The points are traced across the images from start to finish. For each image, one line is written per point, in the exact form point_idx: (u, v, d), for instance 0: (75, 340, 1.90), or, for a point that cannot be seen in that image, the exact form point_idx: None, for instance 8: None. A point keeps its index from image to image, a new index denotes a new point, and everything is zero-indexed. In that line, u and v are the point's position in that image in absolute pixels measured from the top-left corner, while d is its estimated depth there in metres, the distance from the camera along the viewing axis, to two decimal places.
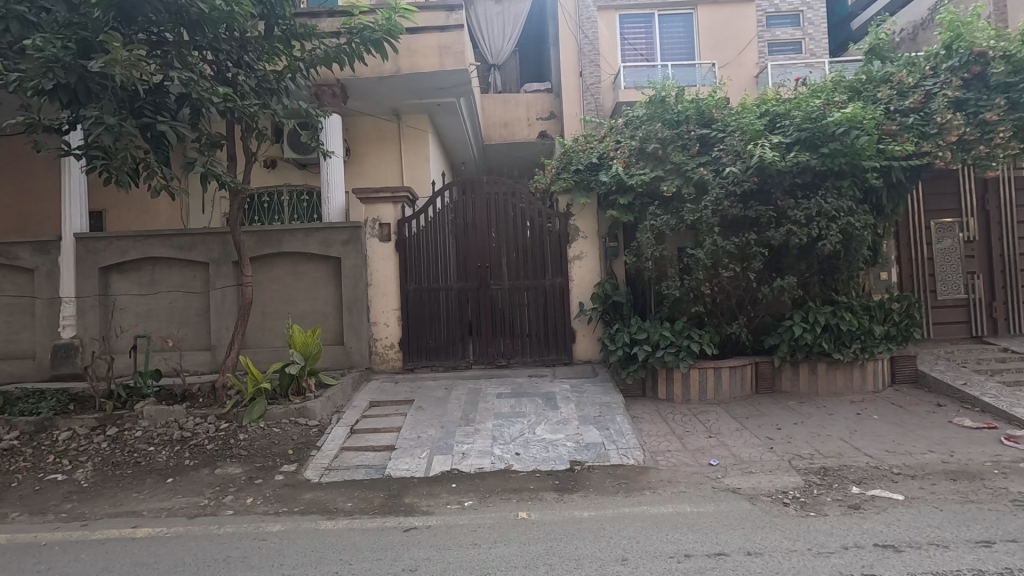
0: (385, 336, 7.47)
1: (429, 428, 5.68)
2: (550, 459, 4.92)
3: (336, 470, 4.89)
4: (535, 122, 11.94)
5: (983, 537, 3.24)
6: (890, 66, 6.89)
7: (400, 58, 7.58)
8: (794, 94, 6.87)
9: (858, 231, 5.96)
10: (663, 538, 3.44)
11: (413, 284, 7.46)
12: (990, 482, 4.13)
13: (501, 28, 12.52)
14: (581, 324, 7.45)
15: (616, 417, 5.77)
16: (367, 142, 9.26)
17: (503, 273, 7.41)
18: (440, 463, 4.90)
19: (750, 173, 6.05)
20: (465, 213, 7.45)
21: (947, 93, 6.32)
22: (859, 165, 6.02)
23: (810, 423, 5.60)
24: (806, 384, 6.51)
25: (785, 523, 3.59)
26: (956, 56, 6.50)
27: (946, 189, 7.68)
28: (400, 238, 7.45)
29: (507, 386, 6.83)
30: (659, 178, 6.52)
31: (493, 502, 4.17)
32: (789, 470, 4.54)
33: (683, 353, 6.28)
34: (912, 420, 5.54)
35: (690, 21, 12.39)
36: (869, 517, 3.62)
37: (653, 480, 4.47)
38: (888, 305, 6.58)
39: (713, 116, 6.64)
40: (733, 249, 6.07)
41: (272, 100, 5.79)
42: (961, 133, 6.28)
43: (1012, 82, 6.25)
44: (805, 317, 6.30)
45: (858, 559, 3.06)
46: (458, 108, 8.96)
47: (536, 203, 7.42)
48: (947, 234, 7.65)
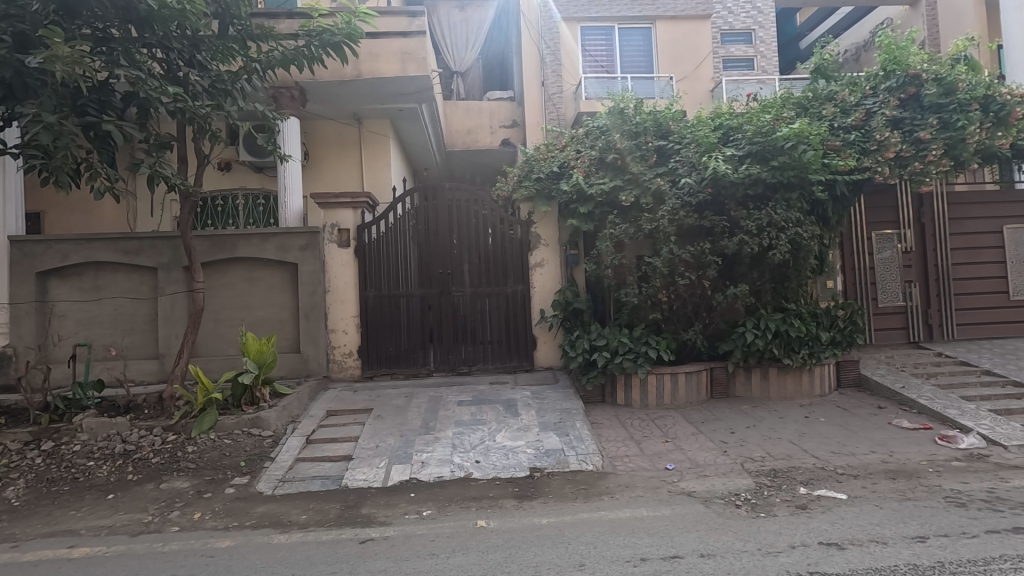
0: (344, 343, 7.33)
1: (388, 437, 5.60)
2: (510, 466, 4.92)
3: (291, 482, 4.76)
4: (498, 130, 11.81)
5: (918, 533, 3.42)
6: (834, 84, 7.22)
7: (362, 62, 7.50)
8: (746, 109, 7.17)
9: (806, 241, 6.22)
10: (620, 542, 3.48)
11: (373, 290, 7.36)
12: (926, 480, 4.36)
13: (464, 34, 12.59)
14: (542, 331, 7.49)
15: (576, 423, 5.82)
16: (328, 146, 9.12)
17: (464, 279, 7.40)
18: (399, 472, 4.84)
19: (704, 184, 6.27)
20: (427, 219, 7.43)
21: (885, 112, 6.70)
22: (807, 177, 6.26)
23: (761, 427, 5.79)
24: (758, 388, 6.72)
25: (738, 524, 3.69)
26: (893, 78, 6.89)
27: (885, 203, 8.13)
28: (360, 243, 7.36)
29: (467, 393, 6.80)
30: (618, 188, 6.65)
31: (452, 511, 4.14)
32: (742, 473, 4.68)
33: (641, 359, 6.42)
34: (855, 422, 5.80)
35: (649, 35, 12.71)
36: (815, 516, 3.77)
37: (611, 485, 4.53)
38: (834, 312, 6.87)
39: (669, 128, 6.85)
40: (689, 257, 6.25)
41: (226, 101, 5.62)
42: (898, 150, 6.65)
43: (943, 103, 6.68)
44: (756, 324, 6.52)
45: (805, 558, 3.18)
46: (420, 114, 8.92)
47: (498, 210, 7.46)
48: (887, 244, 8.08)
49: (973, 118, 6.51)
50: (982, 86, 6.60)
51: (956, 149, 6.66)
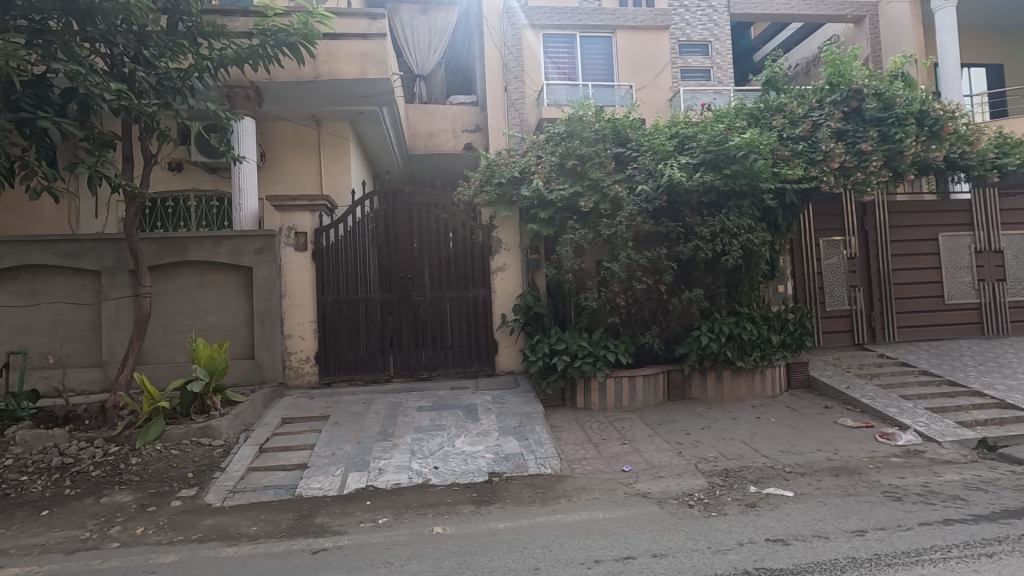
0: (300, 349, 7.18)
1: (345, 444, 5.49)
2: (468, 472, 4.90)
3: (242, 493, 4.61)
4: (461, 134, 11.81)
5: (857, 527, 3.57)
6: (783, 96, 7.52)
7: (321, 63, 7.39)
8: (701, 118, 7.38)
9: (757, 247, 6.44)
10: (575, 545, 3.51)
11: (331, 295, 7.23)
12: (867, 476, 4.56)
13: (427, 38, 12.56)
14: (503, 335, 7.51)
15: (535, 427, 5.84)
16: (286, 148, 8.94)
17: (425, 283, 7.35)
18: (355, 480, 4.75)
19: (660, 191, 6.41)
20: (388, 223, 7.36)
21: (830, 124, 7.01)
22: (757, 185, 6.47)
23: (715, 428, 5.95)
24: (713, 390, 6.88)
25: (690, 524, 3.77)
26: (837, 91, 7.22)
27: (832, 211, 8.50)
28: (318, 247, 7.23)
29: (428, 399, 6.74)
30: (577, 194, 6.74)
31: (409, 518, 4.09)
32: (696, 473, 4.79)
33: (600, 362, 6.51)
34: (803, 422, 6.01)
35: (610, 43, 12.95)
36: (763, 514, 3.90)
37: (569, 489, 4.56)
38: (785, 315, 7.12)
39: (628, 135, 7.05)
40: (645, 262, 6.39)
41: (175, 100, 5.44)
42: (842, 160, 6.94)
43: (883, 117, 7.02)
44: (711, 327, 6.70)
45: (751, 554, 3.27)
46: (381, 117, 8.83)
47: (459, 214, 7.45)
48: (834, 251, 8.44)
49: (910, 131, 6.86)
50: (918, 101, 6.97)
51: (895, 161, 7.01)
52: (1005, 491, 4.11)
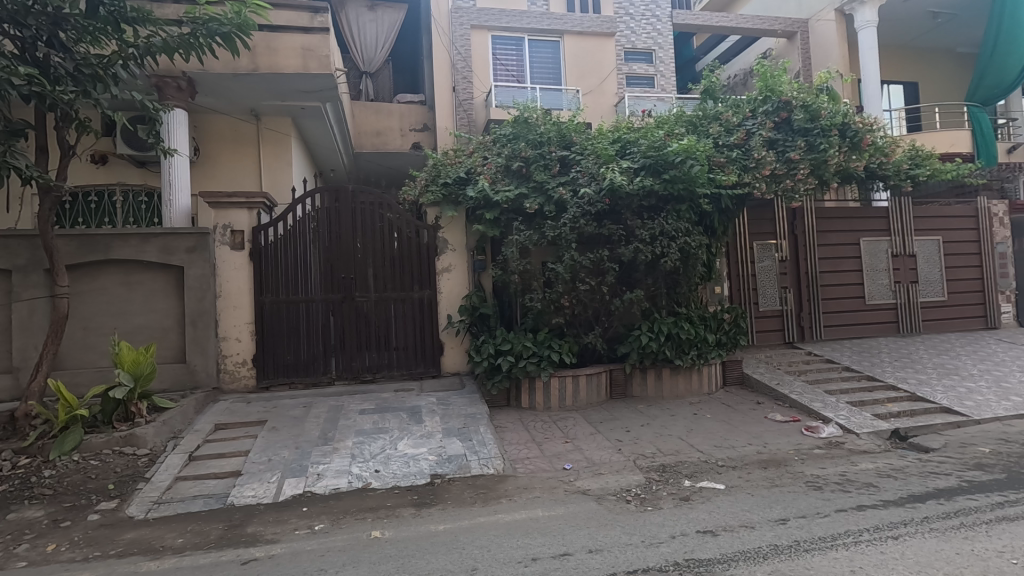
0: (236, 352, 6.91)
1: (282, 450, 5.32)
2: (410, 474, 4.84)
3: (168, 504, 4.38)
4: (408, 133, 11.67)
5: (780, 516, 3.76)
6: (719, 105, 7.89)
7: (260, 56, 7.14)
8: (643, 123, 7.62)
9: (693, 250, 6.69)
10: (513, 544, 3.54)
11: (269, 296, 7.00)
12: (792, 467, 4.82)
13: (374, 35, 12.33)
14: (448, 336, 7.46)
15: (479, 428, 5.84)
16: (223, 143, 8.58)
17: (369, 284, 7.21)
18: (291, 486, 4.60)
19: (602, 195, 6.53)
20: (331, 222, 7.18)
21: (762, 134, 7.37)
22: (694, 190, 6.72)
23: (654, 425, 6.12)
24: (653, 388, 7.07)
25: (626, 519, 3.87)
26: (769, 102, 7.58)
27: (764, 216, 8.94)
28: (256, 247, 6.98)
29: (371, 401, 6.62)
30: (523, 195, 6.85)
31: (347, 523, 4.00)
32: (634, 470, 4.91)
33: (544, 362, 6.58)
34: (736, 417, 6.28)
35: (557, 48, 13.13)
36: (696, 507, 4.04)
37: (510, 488, 4.59)
38: (721, 315, 7.42)
39: (572, 139, 7.18)
40: (589, 264, 6.52)
41: (95, 88, 5.10)
42: (773, 168, 7.29)
43: (810, 128, 7.42)
44: (651, 327, 6.90)
45: (682, 546, 3.38)
46: (325, 113, 8.59)
47: (404, 214, 7.36)
48: (766, 254, 8.87)
49: (833, 142, 7.27)
50: (840, 114, 7.36)
51: (820, 169, 7.42)
52: (913, 478, 4.44)
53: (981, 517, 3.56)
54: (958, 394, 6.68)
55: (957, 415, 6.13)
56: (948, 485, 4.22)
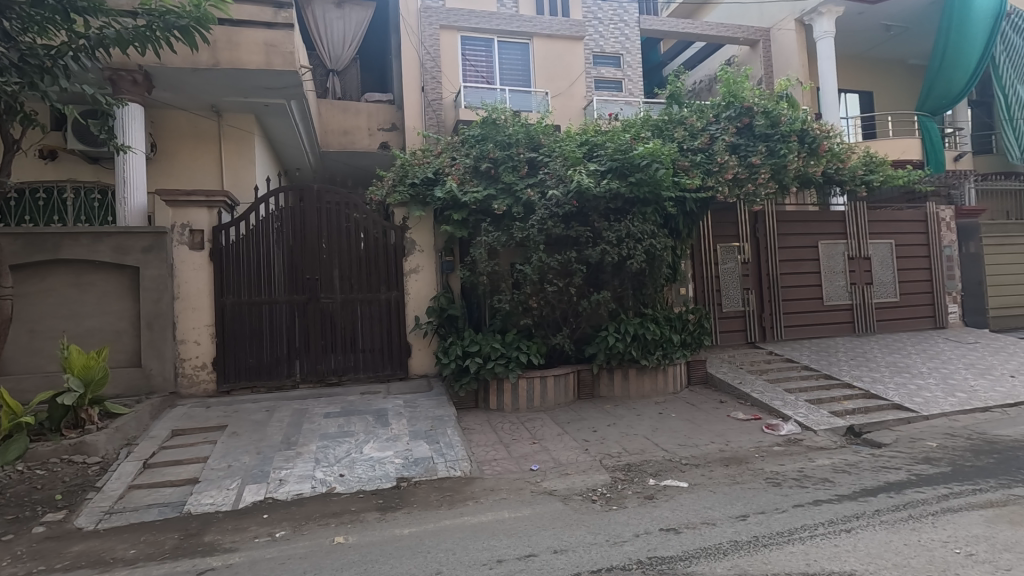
0: (195, 355, 6.70)
1: (243, 455, 5.18)
2: (375, 478, 4.77)
3: (121, 513, 4.21)
4: (376, 133, 11.55)
5: (741, 512, 3.85)
6: (684, 110, 8.04)
7: (221, 50, 6.96)
8: (610, 127, 7.72)
9: (659, 251, 6.80)
10: (478, 546, 3.52)
11: (230, 297, 6.81)
12: (753, 464, 4.94)
13: (341, 32, 12.14)
14: (416, 338, 7.39)
15: (447, 430, 5.80)
16: (181, 139, 8.31)
17: (334, 285, 7.08)
18: (252, 493, 4.48)
19: (569, 197, 6.57)
20: (295, 222, 7.03)
21: (725, 139, 7.56)
22: (660, 193, 6.83)
23: (621, 424, 6.19)
24: (620, 388, 7.15)
25: (591, 518, 3.90)
26: (732, 108, 7.78)
27: (727, 219, 9.16)
28: (217, 247, 6.78)
29: (336, 405, 6.50)
30: (491, 196, 6.87)
31: (309, 529, 3.92)
32: (600, 469, 4.96)
33: (512, 364, 6.58)
34: (700, 416, 6.41)
35: (526, 50, 13.16)
36: (660, 505, 4.10)
37: (477, 490, 4.57)
38: (686, 316, 7.56)
39: (540, 141, 7.22)
40: (556, 265, 6.56)
41: (42, 80, 4.87)
42: (735, 172, 7.46)
43: (770, 134, 7.63)
44: (618, 327, 6.98)
45: (646, 544, 3.43)
46: (289, 111, 8.42)
47: (371, 214, 7.26)
48: (729, 256, 9.09)
49: (792, 148, 7.48)
50: (799, 121, 7.61)
51: (780, 174, 7.61)
52: (866, 472, 4.61)
53: (928, 509, 3.72)
54: (909, 391, 6.97)
55: (907, 411, 6.39)
56: (898, 478, 4.40)
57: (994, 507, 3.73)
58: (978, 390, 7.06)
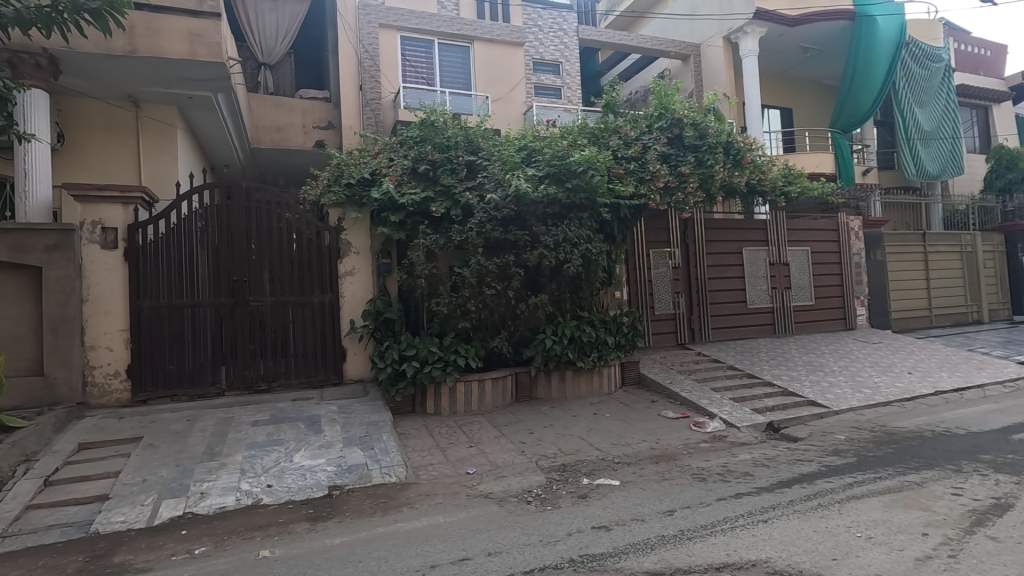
0: (107, 362, 6.24)
1: (160, 468, 4.86)
2: (306, 487, 4.61)
3: (16, 537, 3.85)
4: (311, 131, 11.28)
5: (668, 508, 4.00)
6: (619, 119, 8.32)
7: (139, 37, 6.54)
8: (548, 133, 7.86)
9: (594, 256, 6.97)
10: (412, 553, 3.47)
11: (148, 300, 6.38)
12: (681, 461, 5.15)
13: (275, 24, 11.69)
14: (351, 342, 7.21)
15: (382, 436, 5.69)
16: (93, 130, 7.71)
17: (264, 287, 6.79)
18: (170, 508, 4.22)
19: (508, 201, 6.61)
20: (221, 221, 6.69)
21: (657, 148, 7.86)
22: (596, 199, 6.99)
23: (557, 426, 6.28)
24: (557, 390, 7.26)
25: (525, 519, 3.93)
26: (664, 119, 8.10)
27: (659, 225, 9.52)
28: (133, 246, 6.35)
29: (265, 412, 6.22)
30: (429, 199, 6.85)
31: (232, 544, 3.73)
32: (535, 470, 5.03)
33: (450, 367, 6.55)
34: (633, 416, 6.61)
35: (466, 54, 13.13)
36: (592, 503, 4.20)
37: (412, 496, 4.51)
38: (621, 318, 7.79)
39: (479, 145, 7.25)
40: (494, 269, 6.59)
41: None
42: (666, 181, 7.77)
43: (698, 145, 8.00)
44: (555, 330, 7.09)
45: (578, 543, 3.50)
46: (216, 104, 8.00)
47: (304, 214, 7.03)
48: (661, 260, 9.45)
49: (718, 159, 7.87)
50: (725, 133, 8.01)
51: (707, 184, 7.97)
52: (782, 465, 4.92)
53: (835, 497, 4.01)
54: (822, 388, 7.50)
55: (820, 407, 6.87)
56: (810, 470, 4.72)
57: (892, 493, 4.07)
58: (880, 386, 7.69)
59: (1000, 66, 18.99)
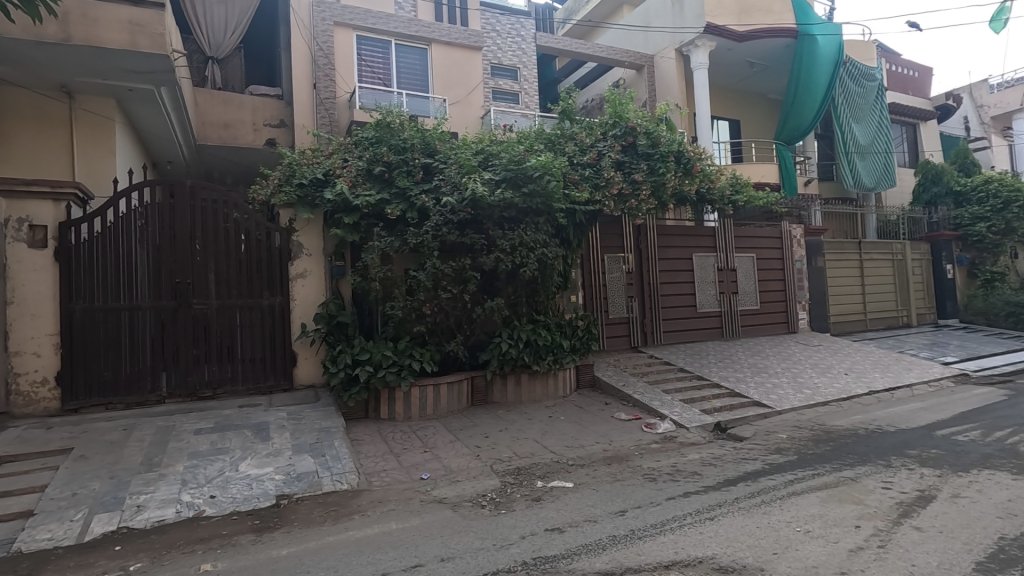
0: (34, 368, 5.84)
1: (92, 481, 4.59)
2: (252, 497, 4.44)
3: None
4: (262, 128, 10.90)
5: (619, 508, 4.07)
6: (575, 126, 8.49)
7: (73, 25, 6.21)
8: (505, 137, 7.91)
9: (549, 260, 7.03)
10: (363, 561, 3.41)
11: (81, 303, 6.02)
12: (633, 462, 5.26)
13: (223, 18, 11.32)
14: (302, 346, 7.04)
15: (333, 442, 5.55)
16: (19, 121, 7.04)
17: (209, 290, 6.52)
18: (102, 523, 3.98)
19: (464, 204, 6.61)
20: (163, 220, 6.40)
21: (611, 155, 8.04)
22: (552, 205, 7.05)
23: (512, 429, 6.29)
24: (513, 394, 7.28)
25: (479, 524, 3.92)
26: (619, 127, 8.28)
27: (614, 230, 9.71)
28: (65, 245, 5.98)
29: (209, 420, 5.97)
30: (383, 201, 6.76)
31: (170, 559, 3.56)
32: (490, 474, 5.02)
33: (404, 372, 6.48)
34: (587, 418, 6.70)
35: (424, 56, 13.04)
36: (546, 506, 4.23)
37: (364, 503, 4.42)
38: (576, 322, 7.90)
39: (436, 147, 7.23)
40: (450, 272, 6.56)
41: None
42: (619, 188, 7.96)
43: (651, 153, 8.20)
44: (510, 334, 7.12)
45: (531, 545, 3.52)
46: (157, 97, 7.67)
47: (254, 215, 6.81)
48: (615, 265, 9.64)
49: (670, 167, 8.09)
50: (676, 143, 8.24)
51: (659, 192, 8.16)
52: (728, 463, 5.10)
53: (776, 494, 4.19)
54: (766, 389, 7.81)
55: (764, 407, 7.16)
56: (754, 468, 4.91)
57: (829, 488, 4.28)
58: (819, 387, 8.10)
59: (926, 86, 20.37)
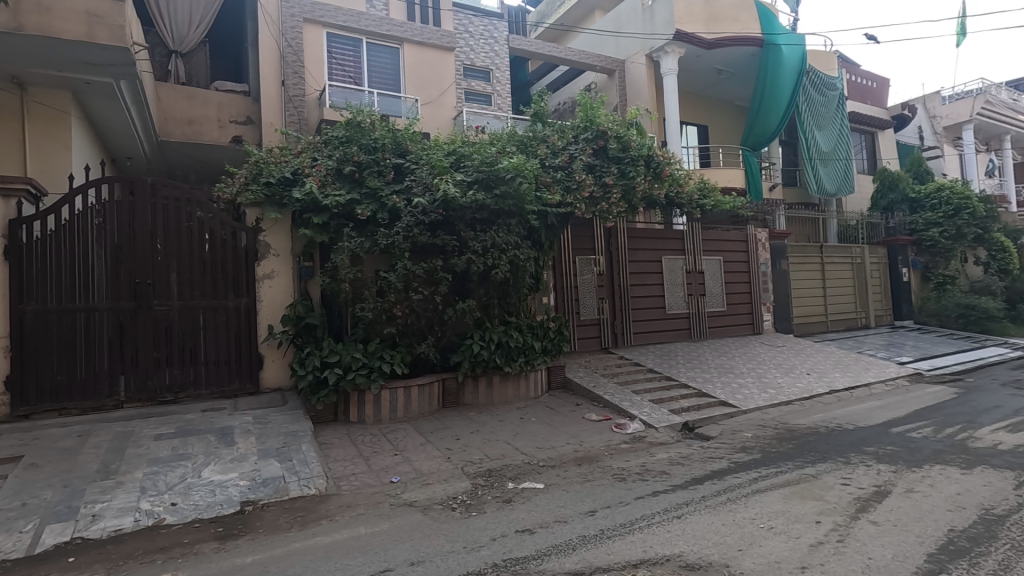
0: None
1: (44, 490, 4.39)
2: (215, 504, 4.32)
3: None
4: (227, 125, 10.73)
5: (589, 508, 4.11)
6: (547, 129, 8.55)
7: (26, 13, 5.95)
8: (477, 139, 7.90)
9: (521, 262, 7.05)
10: (330, 567, 3.35)
11: (33, 304, 5.77)
12: (603, 462, 5.31)
13: (187, 10, 11.01)
14: (269, 349, 6.89)
15: (301, 446, 5.45)
16: None
17: (171, 291, 6.33)
18: (54, 534, 3.81)
19: (435, 205, 6.59)
20: (122, 218, 6.19)
21: (582, 158, 8.11)
22: (523, 207, 7.07)
23: (483, 431, 6.28)
24: (484, 395, 7.27)
25: (450, 527, 3.90)
26: (590, 131, 8.37)
27: (585, 233, 9.80)
28: (15, 244, 5.73)
29: (171, 425, 5.78)
30: (353, 201, 6.68)
31: (128, 569, 3.43)
32: (461, 477, 5.00)
33: (374, 374, 6.41)
34: (558, 419, 6.74)
35: (396, 55, 12.91)
36: (517, 507, 4.24)
37: (332, 508, 4.35)
38: (547, 323, 7.93)
39: (407, 148, 7.18)
40: (421, 273, 6.52)
41: None
42: (590, 191, 8.04)
43: (622, 157, 8.31)
44: (482, 335, 7.12)
45: (502, 547, 3.52)
46: (117, 91, 7.41)
47: (219, 214, 6.64)
48: (586, 267, 9.73)
49: (640, 171, 8.22)
50: (647, 147, 8.36)
51: (629, 195, 8.28)
52: (695, 463, 5.19)
53: (741, 492, 4.29)
54: (732, 389, 8.00)
55: (730, 407, 7.32)
56: (720, 466, 5.02)
57: (791, 485, 4.41)
58: (783, 386, 8.32)
59: (884, 97, 21.19)
